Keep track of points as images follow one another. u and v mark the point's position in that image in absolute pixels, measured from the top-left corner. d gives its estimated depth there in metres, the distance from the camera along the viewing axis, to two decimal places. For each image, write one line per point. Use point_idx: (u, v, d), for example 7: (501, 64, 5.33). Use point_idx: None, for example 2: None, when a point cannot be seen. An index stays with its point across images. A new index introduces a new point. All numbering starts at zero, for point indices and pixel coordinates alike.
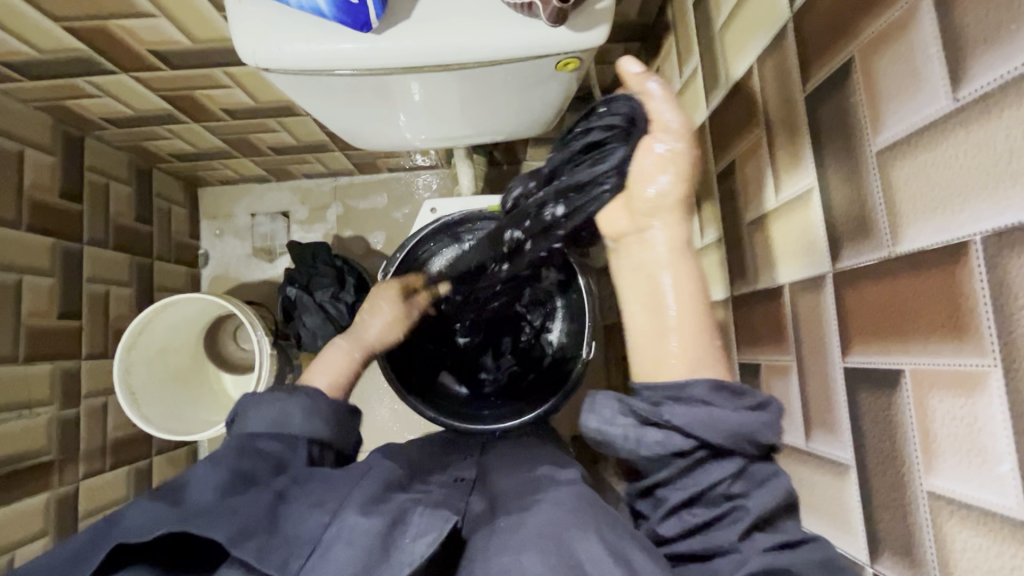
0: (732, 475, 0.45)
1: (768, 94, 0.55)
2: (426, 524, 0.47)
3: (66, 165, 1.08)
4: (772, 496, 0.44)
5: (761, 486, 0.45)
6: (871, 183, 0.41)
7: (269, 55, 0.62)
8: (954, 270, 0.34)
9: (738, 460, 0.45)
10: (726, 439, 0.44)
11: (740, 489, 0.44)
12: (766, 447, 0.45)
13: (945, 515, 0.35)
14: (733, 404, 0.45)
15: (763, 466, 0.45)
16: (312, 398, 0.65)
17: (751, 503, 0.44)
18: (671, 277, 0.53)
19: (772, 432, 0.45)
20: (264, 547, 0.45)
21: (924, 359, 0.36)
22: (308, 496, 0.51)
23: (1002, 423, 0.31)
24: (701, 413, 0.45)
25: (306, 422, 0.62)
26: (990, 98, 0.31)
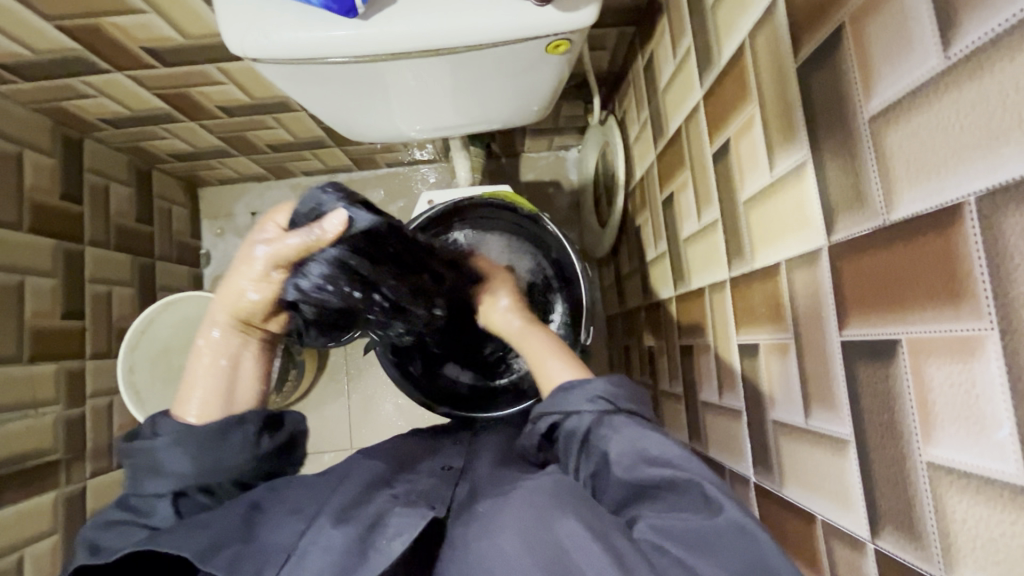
0: (594, 427, 0.52)
1: (760, 68, 0.54)
2: (402, 523, 0.47)
3: (65, 166, 1.09)
4: (626, 440, 0.49)
5: (620, 433, 0.50)
6: (865, 152, 0.40)
7: (256, 45, 0.62)
8: (950, 233, 0.33)
9: (591, 414, 0.53)
10: (577, 405, 0.54)
11: (601, 438, 0.51)
12: (609, 407, 0.53)
13: (944, 485, 0.35)
14: (577, 385, 0.56)
15: (614, 418, 0.52)
16: (149, 448, 0.52)
17: (609, 447, 0.50)
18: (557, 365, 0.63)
19: (604, 394, 0.54)
20: (236, 557, 0.46)
21: (921, 326, 0.35)
22: (284, 505, 0.53)
23: (999, 387, 0.30)
24: (556, 397, 0.57)
25: (154, 469, 0.52)
26: (982, 54, 0.30)
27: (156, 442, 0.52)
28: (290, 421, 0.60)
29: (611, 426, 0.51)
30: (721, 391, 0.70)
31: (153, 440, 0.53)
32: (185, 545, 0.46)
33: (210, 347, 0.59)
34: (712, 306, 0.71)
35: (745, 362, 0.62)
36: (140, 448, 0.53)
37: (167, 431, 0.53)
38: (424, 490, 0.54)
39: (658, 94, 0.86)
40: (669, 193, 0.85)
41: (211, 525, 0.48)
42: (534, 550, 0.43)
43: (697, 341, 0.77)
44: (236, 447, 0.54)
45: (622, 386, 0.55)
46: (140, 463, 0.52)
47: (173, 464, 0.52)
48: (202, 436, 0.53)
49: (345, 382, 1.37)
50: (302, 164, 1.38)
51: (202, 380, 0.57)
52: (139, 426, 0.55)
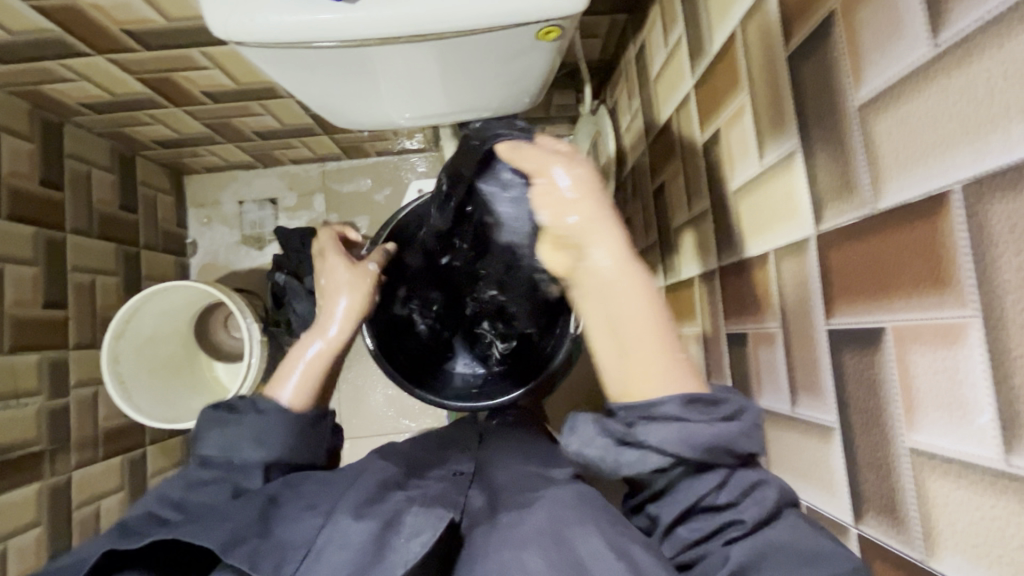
0: (715, 486, 0.43)
1: (751, 55, 0.54)
2: (419, 524, 0.47)
3: (45, 152, 1.06)
4: (763, 505, 0.42)
5: (750, 495, 0.43)
6: (854, 141, 0.40)
7: (240, 28, 0.60)
8: (936, 221, 0.33)
9: (719, 469, 0.43)
10: (716, 455, 0.42)
11: (733, 498, 0.43)
12: (746, 454, 0.43)
13: (926, 471, 0.35)
14: (719, 419, 0.43)
15: (750, 474, 0.43)
16: (256, 420, 0.56)
17: (747, 515, 0.42)
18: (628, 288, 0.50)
19: (750, 438, 0.43)
20: (256, 553, 0.45)
21: (906, 315, 0.36)
22: (300, 502, 0.51)
23: (983, 374, 0.31)
24: (673, 430, 0.42)
25: (252, 439, 0.55)
26: (970, 41, 0.30)
27: (265, 416, 0.57)
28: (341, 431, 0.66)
29: (741, 485, 0.43)
30: (710, 380, 0.70)
31: (258, 414, 0.57)
32: (210, 536, 0.45)
33: (324, 348, 0.66)
34: (702, 295, 0.71)
35: (733, 351, 0.63)
36: (244, 416, 0.56)
37: (274, 410, 0.57)
38: (438, 493, 0.53)
39: (649, 84, 0.86)
40: (660, 183, 0.85)
41: (227, 519, 0.47)
42: (552, 557, 0.44)
43: (687, 331, 0.78)
44: (320, 439, 0.60)
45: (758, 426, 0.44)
46: (230, 436, 0.55)
47: (275, 439, 0.56)
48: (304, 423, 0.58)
49: None
50: (290, 152, 1.36)
51: (304, 369, 0.63)
52: (237, 401, 0.58)
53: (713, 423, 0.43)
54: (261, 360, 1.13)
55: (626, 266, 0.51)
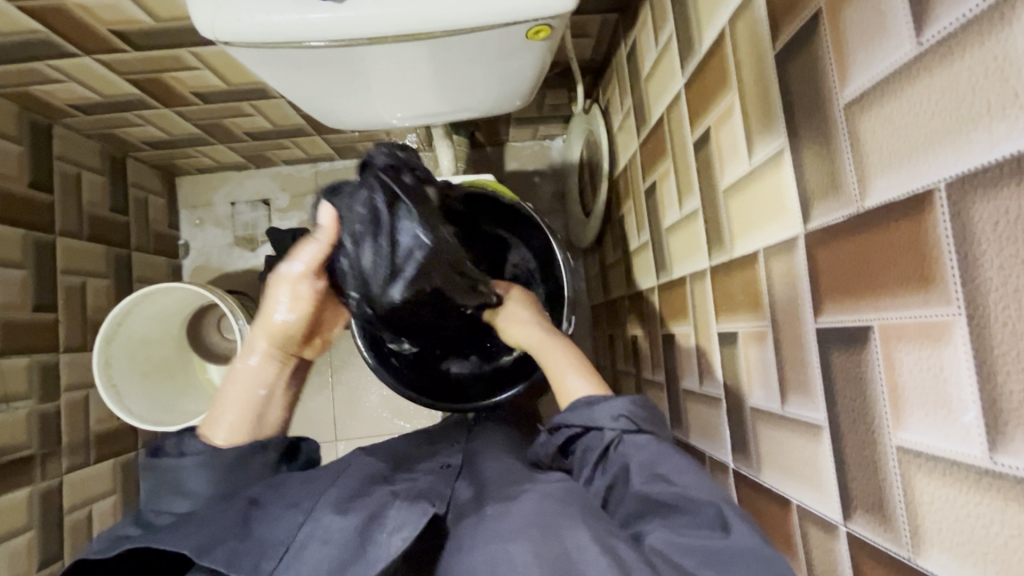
0: (610, 445, 0.52)
1: (740, 54, 0.54)
2: (403, 518, 0.47)
3: (34, 154, 1.05)
4: (646, 460, 0.50)
5: (638, 451, 0.51)
6: (840, 140, 0.40)
7: (227, 28, 0.60)
8: (920, 219, 0.33)
9: (608, 432, 0.53)
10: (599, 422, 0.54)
11: (621, 457, 0.51)
12: (631, 422, 0.53)
13: (913, 469, 0.35)
14: (598, 401, 0.55)
15: (640, 438, 0.51)
16: (175, 463, 0.54)
17: (633, 467, 0.50)
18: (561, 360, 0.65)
19: (631, 408, 0.53)
20: (234, 553, 0.45)
21: (892, 313, 0.36)
22: (284, 498, 0.51)
23: (967, 370, 0.31)
24: (570, 412, 0.56)
25: (176, 484, 0.54)
26: (953, 40, 0.30)
27: (182, 460, 0.54)
28: (307, 447, 0.63)
29: (631, 444, 0.51)
30: (702, 379, 0.70)
31: (178, 457, 0.54)
32: (183, 543, 0.45)
33: (253, 382, 0.61)
34: (693, 294, 0.72)
35: (724, 350, 0.63)
36: (165, 460, 0.54)
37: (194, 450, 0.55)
38: (425, 487, 0.54)
39: (640, 83, 0.86)
40: (652, 182, 0.85)
41: (206, 523, 0.47)
42: (540, 552, 0.43)
43: (679, 330, 0.78)
44: (257, 471, 0.56)
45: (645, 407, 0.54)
46: (165, 476, 0.54)
47: (196, 481, 0.53)
48: (225, 457, 0.55)
49: (329, 374, 1.36)
50: (282, 153, 1.36)
51: (235, 401, 0.60)
52: (166, 443, 0.57)
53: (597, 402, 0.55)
54: None
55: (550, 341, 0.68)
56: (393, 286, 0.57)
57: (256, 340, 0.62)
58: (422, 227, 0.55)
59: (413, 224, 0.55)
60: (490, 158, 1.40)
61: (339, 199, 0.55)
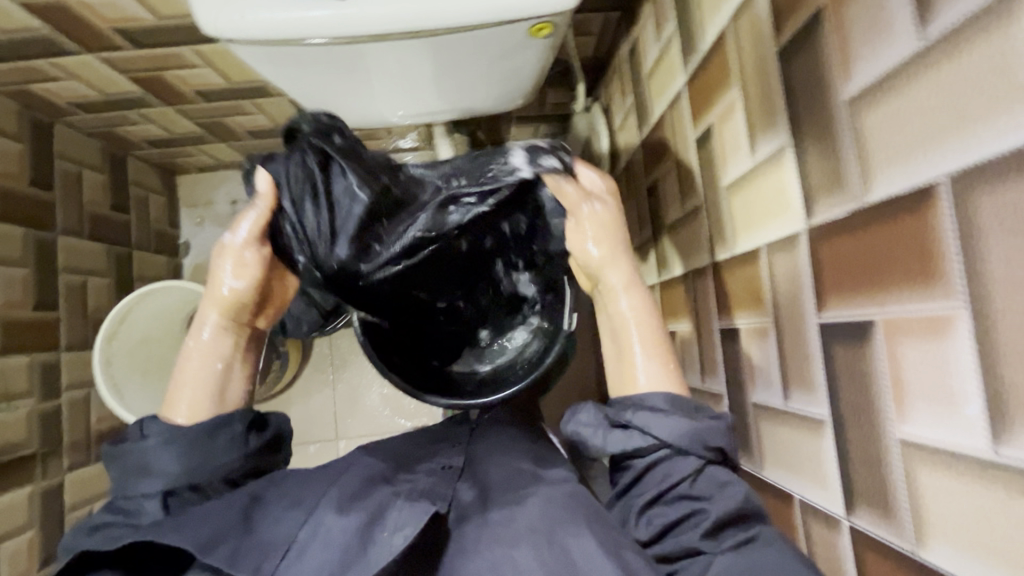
0: (692, 476, 0.47)
1: (742, 51, 0.54)
2: (404, 518, 0.48)
3: (35, 153, 1.05)
4: (731, 501, 0.45)
5: (722, 490, 0.46)
6: (844, 136, 0.40)
7: (229, 24, 0.60)
8: (923, 213, 0.33)
9: (694, 460, 0.47)
10: (682, 442, 0.48)
11: (703, 491, 0.46)
12: (718, 451, 0.48)
13: (917, 462, 0.35)
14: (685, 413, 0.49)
15: (723, 472, 0.47)
16: (137, 449, 0.52)
17: (713, 508, 0.45)
18: (625, 303, 0.59)
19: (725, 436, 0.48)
20: (235, 551, 0.46)
21: (895, 306, 0.36)
22: (285, 498, 0.51)
23: (970, 363, 0.31)
24: (654, 416, 0.49)
25: (142, 469, 0.52)
26: (958, 34, 0.30)
27: (144, 442, 0.52)
28: (275, 420, 0.60)
29: (716, 480, 0.47)
30: (704, 375, 0.71)
31: (140, 441, 0.52)
32: (183, 537, 0.45)
33: (211, 354, 0.60)
34: (695, 291, 0.72)
35: (726, 346, 0.63)
36: (127, 447, 0.52)
37: (156, 434, 0.53)
38: (428, 486, 0.53)
39: (642, 81, 0.86)
40: (653, 180, 0.85)
41: (207, 518, 0.48)
42: (544, 558, 0.45)
43: (680, 327, 0.78)
44: (223, 446, 0.54)
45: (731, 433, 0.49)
46: (131, 462, 0.52)
47: (164, 463, 0.52)
48: (187, 434, 0.53)
49: (330, 372, 1.36)
50: (283, 151, 1.35)
51: (192, 380, 0.58)
52: (126, 429, 0.54)
53: (689, 417, 0.49)
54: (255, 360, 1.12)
55: (633, 286, 0.59)
56: (331, 238, 0.64)
57: (204, 315, 0.61)
58: (355, 180, 0.65)
59: (346, 178, 0.64)
60: None
61: (273, 168, 0.64)
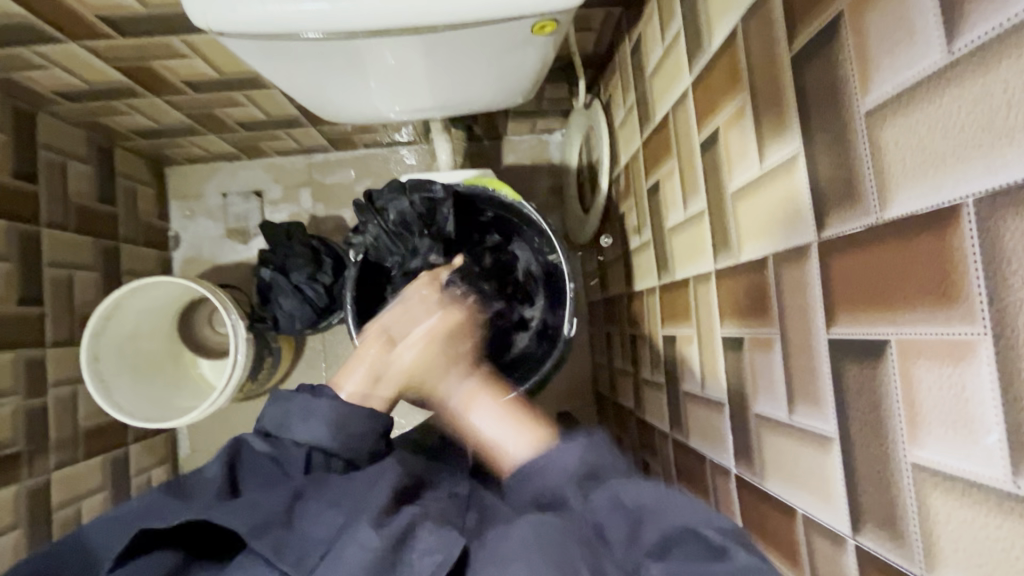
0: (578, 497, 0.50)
1: (752, 55, 0.52)
2: (434, 541, 0.45)
3: (18, 143, 1.02)
4: (619, 504, 0.47)
5: (610, 500, 0.48)
6: (860, 149, 0.39)
7: (221, 16, 0.57)
8: (945, 234, 0.32)
9: (571, 483, 0.51)
10: (563, 460, 0.52)
11: (598, 503, 0.48)
12: (588, 468, 0.51)
13: (929, 488, 0.35)
14: (558, 444, 0.54)
15: (601, 483, 0.50)
16: (308, 403, 0.56)
17: (605, 518, 0.47)
18: (482, 412, 0.66)
19: (581, 455, 0.52)
20: (280, 541, 0.45)
21: (911, 328, 0.35)
22: (327, 496, 0.49)
23: (991, 392, 0.30)
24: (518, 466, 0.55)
25: (303, 420, 0.55)
26: (987, 50, 0.29)
27: (317, 402, 0.56)
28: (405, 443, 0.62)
29: (601, 494, 0.49)
30: (704, 382, 0.70)
31: (312, 398, 0.57)
32: (234, 516, 0.45)
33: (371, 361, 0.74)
34: (696, 297, 0.71)
35: (728, 354, 0.62)
36: (297, 398, 0.57)
37: (325, 401, 0.56)
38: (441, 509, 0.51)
39: (644, 80, 0.85)
40: (655, 182, 0.84)
41: (254, 501, 0.48)
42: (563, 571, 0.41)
43: (680, 333, 0.77)
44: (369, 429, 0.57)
45: (594, 448, 0.53)
46: (295, 409, 0.56)
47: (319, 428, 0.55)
48: (352, 412, 0.56)
49: (323, 369, 1.35)
50: (275, 144, 1.32)
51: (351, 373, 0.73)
52: (302, 386, 0.59)
53: (544, 450, 0.54)
54: (247, 357, 1.10)
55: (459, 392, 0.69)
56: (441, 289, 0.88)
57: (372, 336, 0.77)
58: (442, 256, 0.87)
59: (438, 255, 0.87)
60: (488, 151, 1.38)
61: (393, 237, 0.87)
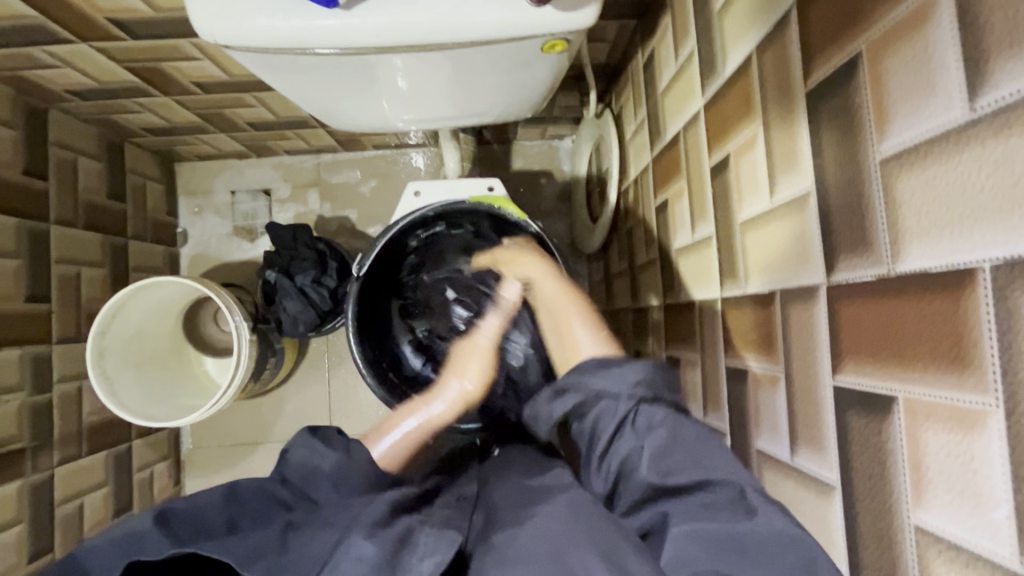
0: (623, 425, 0.49)
1: (766, 85, 0.51)
2: (432, 544, 0.45)
3: (29, 140, 1.02)
4: (654, 443, 0.47)
5: (649, 434, 0.48)
6: (874, 198, 0.37)
7: (228, 30, 0.57)
8: (959, 298, 0.31)
9: (625, 403, 0.49)
10: (617, 389, 0.50)
11: (632, 441, 0.48)
12: (642, 394, 0.49)
13: (932, 553, 0.34)
14: (614, 365, 0.51)
15: (653, 410, 0.48)
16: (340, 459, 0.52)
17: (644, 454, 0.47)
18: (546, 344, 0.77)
19: (641, 381, 0.50)
20: (275, 567, 0.44)
21: (919, 388, 0.34)
22: (320, 518, 0.49)
23: (1001, 466, 0.29)
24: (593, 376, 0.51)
25: (332, 478, 0.51)
26: (1012, 112, 0.28)
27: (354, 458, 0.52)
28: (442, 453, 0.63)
29: (644, 427, 0.48)
30: (706, 409, 0.69)
31: (345, 453, 0.52)
32: (226, 549, 0.44)
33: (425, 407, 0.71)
34: (701, 321, 0.70)
35: (731, 384, 0.61)
36: (332, 450, 0.52)
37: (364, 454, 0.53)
38: (443, 517, 0.50)
39: (656, 95, 0.83)
40: (664, 201, 0.83)
41: (248, 539, 0.46)
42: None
43: (684, 355, 0.76)
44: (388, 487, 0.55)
45: (658, 373, 0.50)
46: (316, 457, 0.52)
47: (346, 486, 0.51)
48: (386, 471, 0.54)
49: (326, 369, 1.35)
50: (284, 143, 1.32)
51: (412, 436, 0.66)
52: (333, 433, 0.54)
53: (609, 368, 0.51)
54: (251, 357, 1.10)
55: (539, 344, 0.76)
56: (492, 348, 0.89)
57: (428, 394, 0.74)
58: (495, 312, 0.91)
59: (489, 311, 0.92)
60: (497, 157, 1.37)
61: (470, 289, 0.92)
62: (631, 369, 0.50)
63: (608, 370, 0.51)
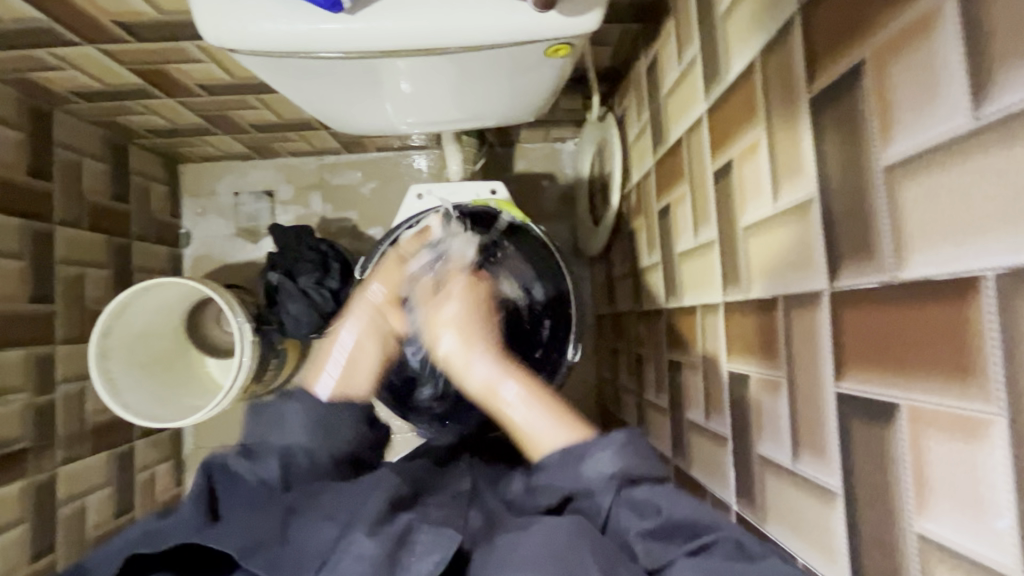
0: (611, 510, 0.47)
1: (770, 91, 0.51)
2: (432, 542, 0.44)
3: (35, 142, 1.03)
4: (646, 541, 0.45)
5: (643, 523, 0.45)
6: (877, 205, 0.37)
7: (233, 35, 0.57)
8: (963, 306, 0.31)
9: (604, 496, 0.48)
10: (592, 479, 0.48)
11: (629, 521, 0.46)
12: (618, 477, 0.48)
13: (934, 561, 0.34)
14: (586, 450, 0.49)
15: (638, 495, 0.47)
16: (282, 404, 0.59)
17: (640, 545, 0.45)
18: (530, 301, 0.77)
19: (620, 457, 0.48)
20: (276, 558, 0.44)
21: (922, 395, 0.34)
22: (321, 510, 0.49)
23: (1003, 475, 0.29)
24: (573, 467, 0.49)
25: (280, 425, 0.58)
26: (1015, 121, 0.28)
27: (292, 399, 0.60)
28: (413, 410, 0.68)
29: (636, 509, 0.46)
30: (708, 414, 0.69)
31: (286, 399, 0.60)
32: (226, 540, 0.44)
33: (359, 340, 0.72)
34: (704, 325, 0.70)
35: (733, 388, 0.61)
36: (274, 403, 0.60)
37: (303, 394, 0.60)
38: (443, 515, 0.49)
39: (660, 99, 0.83)
40: (666, 204, 0.83)
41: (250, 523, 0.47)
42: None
43: (685, 359, 0.76)
44: (349, 424, 0.60)
45: (634, 448, 0.49)
46: (269, 419, 0.58)
47: (296, 428, 0.58)
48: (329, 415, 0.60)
49: None
50: (287, 145, 1.33)
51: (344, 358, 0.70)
52: (275, 393, 0.62)
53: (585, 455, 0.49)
54: (254, 357, 1.10)
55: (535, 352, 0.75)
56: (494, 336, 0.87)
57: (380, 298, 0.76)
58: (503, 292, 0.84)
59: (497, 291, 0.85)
60: (499, 159, 1.37)
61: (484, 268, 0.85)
62: (605, 446, 0.49)
63: (585, 458, 0.49)
